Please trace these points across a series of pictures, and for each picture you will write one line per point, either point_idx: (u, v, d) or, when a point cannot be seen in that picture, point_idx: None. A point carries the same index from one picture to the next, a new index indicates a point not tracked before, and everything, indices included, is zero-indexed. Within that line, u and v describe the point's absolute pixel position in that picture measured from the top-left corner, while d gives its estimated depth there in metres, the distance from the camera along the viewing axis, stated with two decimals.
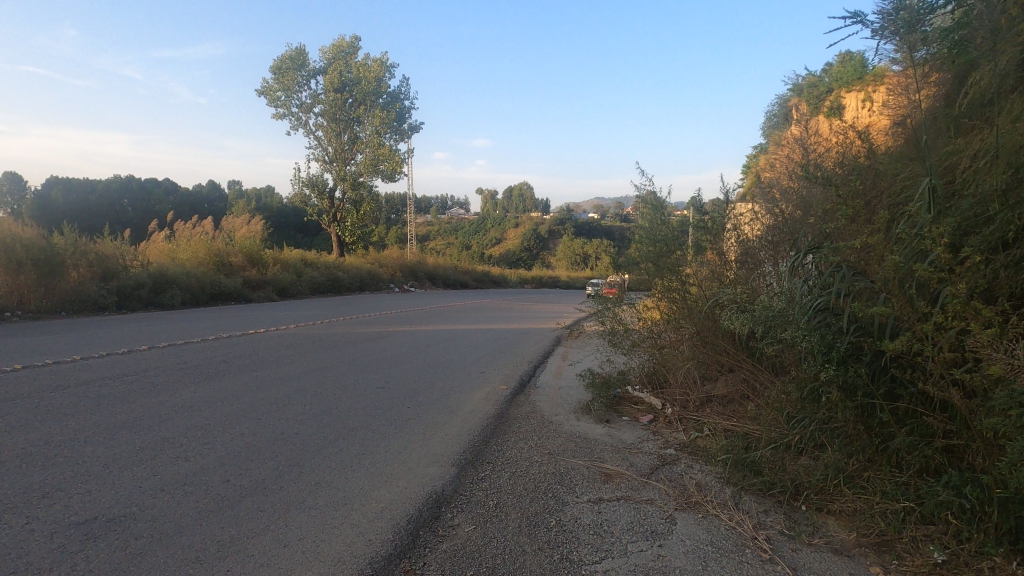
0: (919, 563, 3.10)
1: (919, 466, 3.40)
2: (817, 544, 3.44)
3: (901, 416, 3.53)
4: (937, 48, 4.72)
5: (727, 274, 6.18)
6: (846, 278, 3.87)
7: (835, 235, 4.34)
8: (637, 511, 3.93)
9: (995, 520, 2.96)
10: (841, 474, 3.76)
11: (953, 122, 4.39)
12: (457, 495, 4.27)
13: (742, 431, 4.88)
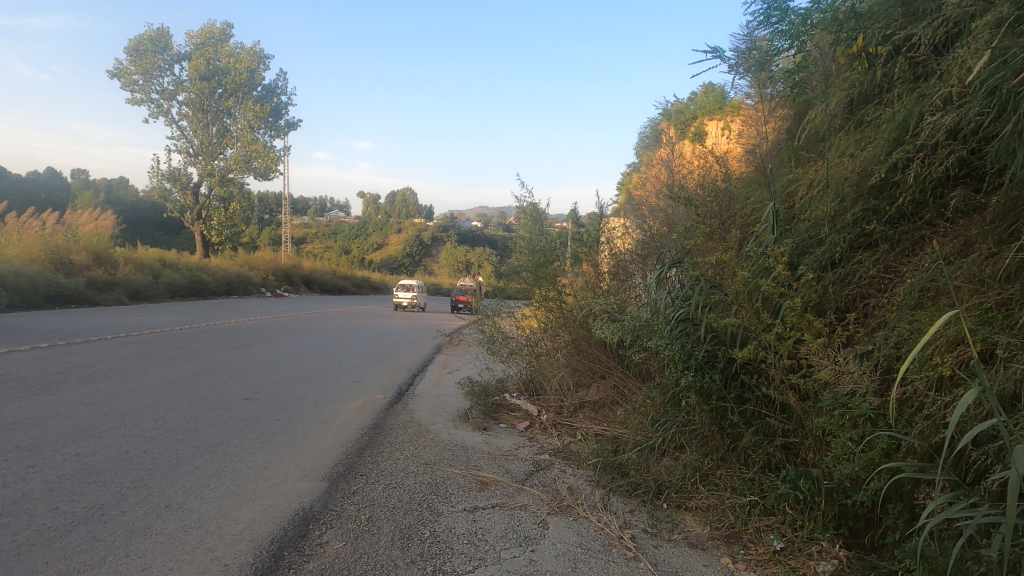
0: (762, 552, 3.40)
1: (763, 463, 3.76)
2: (676, 539, 3.67)
3: (749, 418, 3.87)
4: (781, 88, 5.29)
5: (602, 285, 6.47)
6: (702, 290, 4.17)
7: (695, 251, 4.69)
8: (511, 518, 3.97)
9: (822, 509, 3.32)
10: (697, 473, 4.07)
11: (793, 154, 4.93)
12: (327, 510, 4.08)
13: (612, 435, 5.13)
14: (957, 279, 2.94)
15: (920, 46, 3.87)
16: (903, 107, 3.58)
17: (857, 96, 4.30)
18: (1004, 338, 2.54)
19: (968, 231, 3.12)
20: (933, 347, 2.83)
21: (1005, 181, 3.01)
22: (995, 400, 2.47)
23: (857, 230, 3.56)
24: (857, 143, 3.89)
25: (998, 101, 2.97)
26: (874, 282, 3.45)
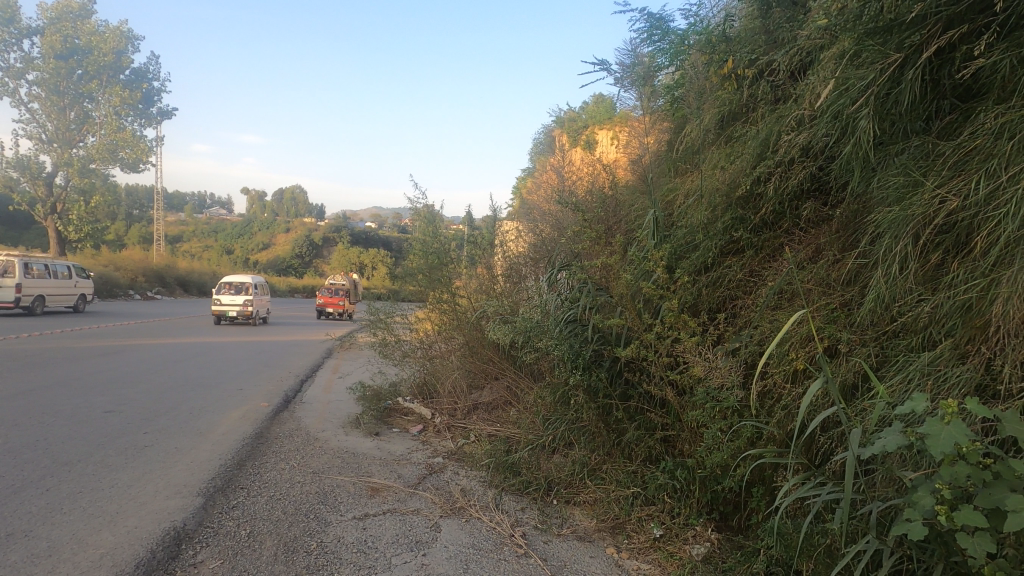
0: (643, 540, 3.59)
1: (645, 456, 3.97)
2: (564, 534, 3.79)
3: (632, 413, 4.08)
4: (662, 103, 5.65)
5: (496, 287, 6.53)
6: (590, 292, 4.34)
7: (583, 255, 4.87)
8: (403, 523, 3.92)
9: (697, 496, 3.56)
10: (585, 468, 4.23)
11: (672, 165, 5.27)
12: (202, 528, 3.81)
13: (505, 435, 5.21)
14: (809, 282, 3.28)
15: (779, 72, 4.27)
16: (764, 127, 3.94)
17: (727, 114, 4.69)
18: (845, 334, 2.85)
19: (817, 240, 3.48)
20: (788, 344, 3.14)
21: (846, 195, 3.39)
22: (838, 391, 2.77)
23: (726, 237, 3.87)
24: (726, 157, 4.27)
25: (840, 123, 3.18)
26: (741, 285, 3.77)
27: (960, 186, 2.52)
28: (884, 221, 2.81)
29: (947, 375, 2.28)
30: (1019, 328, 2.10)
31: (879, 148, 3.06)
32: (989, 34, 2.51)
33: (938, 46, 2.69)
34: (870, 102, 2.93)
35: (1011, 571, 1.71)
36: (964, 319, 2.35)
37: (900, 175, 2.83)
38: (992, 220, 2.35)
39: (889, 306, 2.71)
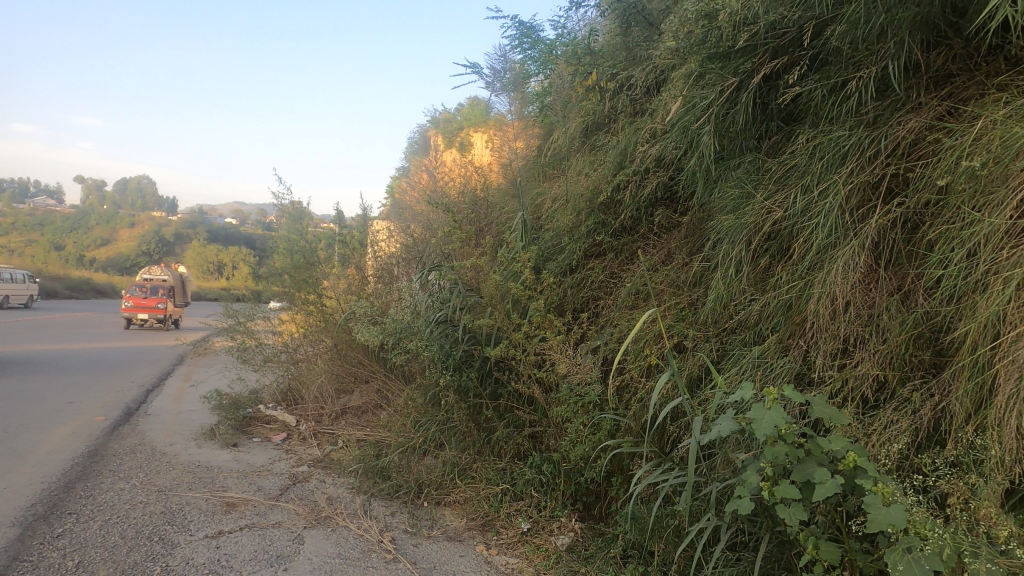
0: (511, 535, 3.67)
1: (514, 453, 4.07)
2: (434, 535, 3.78)
3: (501, 411, 4.16)
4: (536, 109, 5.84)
5: (365, 288, 6.35)
6: (460, 293, 4.35)
7: (453, 256, 4.88)
8: (262, 538, 3.69)
9: (562, 488, 3.72)
10: (456, 468, 4.25)
11: (541, 170, 5.47)
12: (18, 563, 3.33)
13: (375, 438, 5.10)
14: (662, 283, 3.56)
15: (637, 87, 4.55)
16: (623, 138, 4.20)
17: (591, 123, 4.93)
18: (692, 331, 3.13)
19: (668, 245, 3.77)
20: (643, 341, 3.38)
21: (692, 204, 3.70)
22: (685, 383, 3.02)
23: (590, 241, 4.14)
24: (591, 164, 4.57)
25: (687, 138, 3.45)
26: (602, 286, 4.00)
27: (783, 199, 2.85)
28: (723, 228, 3.11)
29: (773, 367, 2.57)
30: (827, 325, 2.41)
31: (720, 162, 3.36)
32: (804, 66, 2.84)
33: (765, 73, 3.00)
34: (710, 120, 3.21)
35: (820, 535, 1.96)
36: (786, 316, 2.65)
37: (736, 188, 3.13)
38: (808, 230, 2.66)
39: (727, 306, 3.00)
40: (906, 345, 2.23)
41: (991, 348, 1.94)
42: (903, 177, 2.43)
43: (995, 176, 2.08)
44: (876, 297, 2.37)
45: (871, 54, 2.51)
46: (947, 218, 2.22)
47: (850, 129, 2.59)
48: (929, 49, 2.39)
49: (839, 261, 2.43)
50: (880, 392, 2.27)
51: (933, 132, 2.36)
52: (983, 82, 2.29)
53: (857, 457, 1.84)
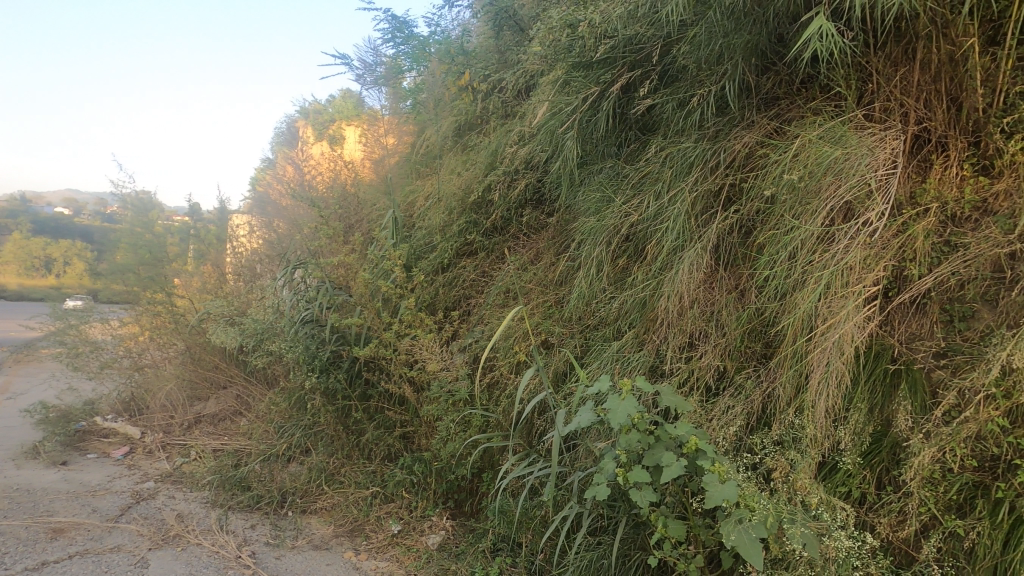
0: (381, 538, 3.59)
1: (384, 454, 3.99)
2: (299, 545, 3.59)
3: (371, 413, 4.07)
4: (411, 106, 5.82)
5: (223, 287, 5.93)
6: (327, 291, 4.17)
7: (319, 253, 4.69)
8: (98, 565, 3.30)
9: (434, 487, 3.70)
10: (322, 474, 4.08)
11: (413, 167, 5.45)
12: None
13: (233, 447, 4.77)
14: (530, 282, 3.69)
15: (508, 90, 4.64)
16: (494, 140, 4.34)
17: (463, 123, 4.99)
18: (558, 328, 3.27)
19: (537, 245, 3.90)
20: (512, 338, 3.47)
21: (558, 206, 3.85)
22: (551, 378, 3.15)
23: (461, 240, 4.19)
24: (463, 163, 4.67)
25: (553, 142, 3.59)
26: (474, 284, 4.06)
27: (639, 204, 3.05)
28: (586, 230, 3.28)
29: (630, 360, 2.76)
30: (675, 321, 2.63)
31: (583, 167, 3.53)
32: (656, 80, 3.05)
33: (623, 85, 3.18)
34: (575, 126, 3.36)
35: (669, 514, 2.13)
36: (641, 313, 2.85)
37: (598, 192, 3.31)
38: (659, 232, 2.88)
39: (590, 303, 3.16)
40: (741, 338, 2.48)
41: (806, 338, 2.20)
42: (739, 186, 2.70)
43: (810, 188, 2.36)
44: (716, 295, 2.62)
45: (712, 73, 2.74)
46: (773, 224, 2.48)
47: (695, 141, 2.84)
48: (760, 74, 2.66)
49: (685, 262, 2.65)
50: (720, 380, 2.51)
51: (762, 147, 2.63)
52: (802, 106, 2.58)
53: (699, 440, 2.01)
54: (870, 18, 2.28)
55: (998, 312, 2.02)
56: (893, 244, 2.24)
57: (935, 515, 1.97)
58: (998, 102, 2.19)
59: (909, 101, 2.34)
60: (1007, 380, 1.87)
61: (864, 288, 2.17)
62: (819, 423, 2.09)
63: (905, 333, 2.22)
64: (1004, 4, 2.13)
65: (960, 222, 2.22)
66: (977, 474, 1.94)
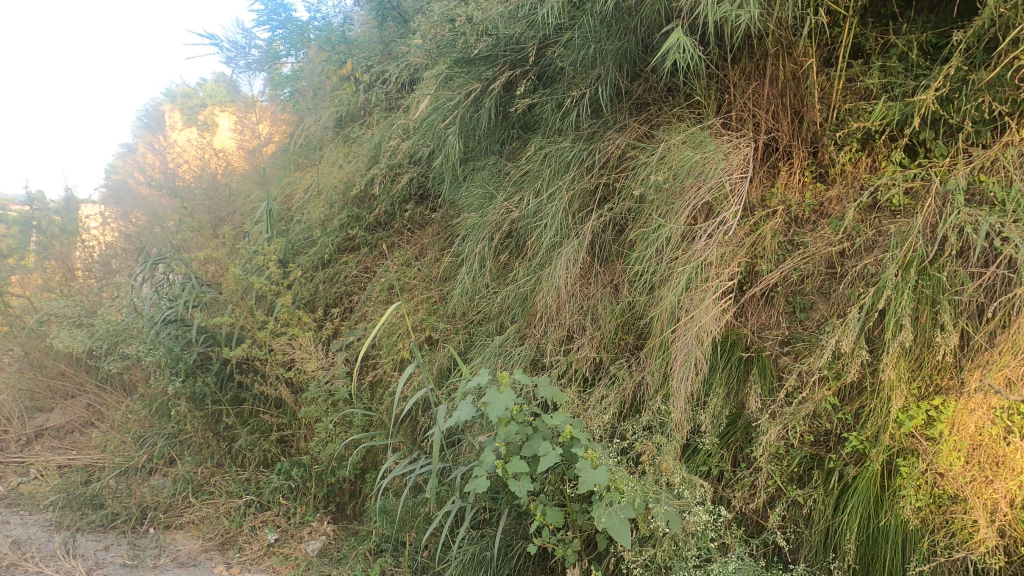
0: (256, 548, 3.37)
1: (259, 461, 3.78)
2: (162, 564, 3.29)
3: (245, 417, 3.84)
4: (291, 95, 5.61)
5: (70, 284, 5.13)
6: (193, 288, 3.86)
7: (185, 247, 4.33)
8: None
9: (314, 492, 3.56)
10: (189, 485, 3.74)
11: (291, 158, 5.19)
12: None
13: (82, 462, 4.28)
14: (415, 279, 3.66)
15: (391, 82, 4.56)
16: (377, 132, 4.25)
17: (346, 115, 4.84)
18: (442, 324, 3.26)
19: (421, 241, 3.87)
20: (395, 335, 3.42)
21: (442, 202, 3.84)
22: (435, 374, 3.13)
23: (342, 234, 4.06)
24: (344, 156, 4.53)
25: (435, 137, 3.57)
26: (356, 280, 3.95)
27: (520, 201, 3.13)
28: (469, 226, 3.32)
29: (512, 354, 2.82)
30: (554, 315, 2.73)
31: (466, 163, 3.54)
32: (535, 81, 3.13)
33: (504, 84, 3.23)
34: (456, 121, 3.37)
35: (547, 503, 2.19)
36: (522, 308, 2.92)
37: (480, 189, 3.36)
38: (538, 229, 2.97)
39: (473, 299, 3.19)
40: (614, 330, 2.61)
41: (671, 330, 2.36)
42: (612, 185, 2.83)
43: (674, 189, 2.52)
44: (592, 291, 2.74)
45: (587, 76, 2.85)
46: (642, 222, 2.63)
47: (572, 142, 2.96)
48: (631, 80, 2.80)
49: (562, 258, 2.75)
50: (595, 372, 2.63)
51: (633, 149, 2.78)
52: (668, 111, 2.75)
53: (573, 429, 2.08)
54: (725, 34, 2.48)
55: (831, 304, 2.28)
56: (746, 243, 2.45)
57: (781, 487, 2.18)
58: (831, 118, 2.46)
59: (760, 113, 2.57)
60: (837, 363, 2.13)
61: (720, 282, 2.36)
62: (682, 408, 2.25)
63: (756, 323, 2.44)
64: (836, 30, 2.39)
65: (801, 223, 2.47)
66: (814, 448, 2.17)
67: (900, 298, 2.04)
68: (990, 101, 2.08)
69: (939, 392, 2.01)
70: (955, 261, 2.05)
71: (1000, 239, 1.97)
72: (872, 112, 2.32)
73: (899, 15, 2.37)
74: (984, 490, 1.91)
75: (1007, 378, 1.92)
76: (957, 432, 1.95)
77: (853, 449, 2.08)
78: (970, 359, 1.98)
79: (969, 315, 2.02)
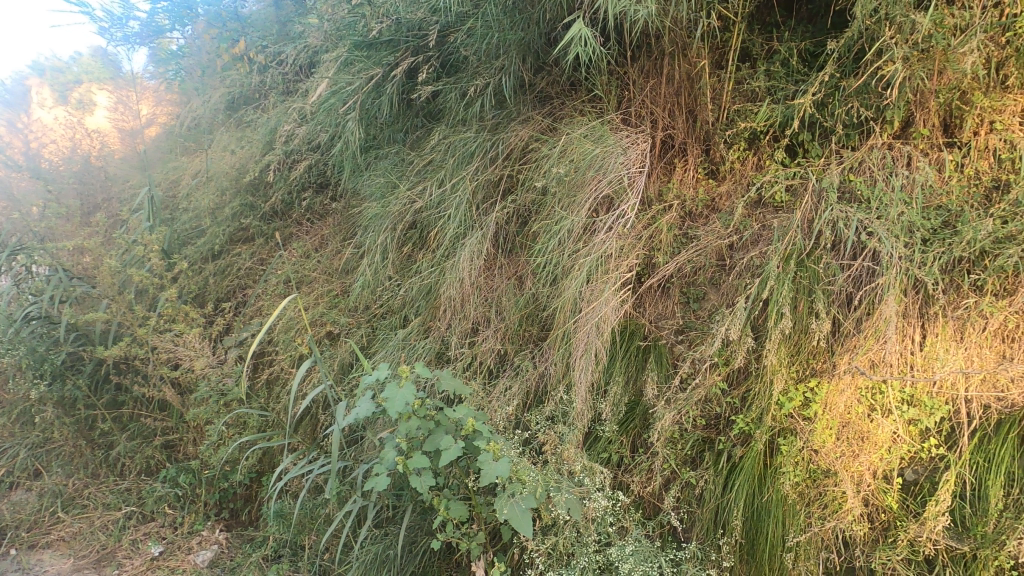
0: (138, 564, 3.05)
1: (142, 468, 3.47)
2: None
3: (124, 422, 3.54)
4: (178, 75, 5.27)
5: None
6: (60, 282, 3.50)
7: (51, 235, 3.90)
8: None
9: (204, 499, 3.31)
10: (58, 499, 3.36)
11: (174, 142, 4.77)
12: None
13: None
14: (314, 272, 3.50)
15: (288, 64, 4.37)
16: (273, 116, 4.04)
17: (238, 96, 4.63)
18: (343, 318, 3.14)
19: (322, 232, 3.72)
20: (293, 330, 3.25)
21: (343, 192, 3.70)
22: (336, 369, 3.01)
23: (235, 224, 3.82)
24: (237, 141, 4.25)
25: (334, 122, 3.42)
26: (250, 273, 3.74)
27: (423, 191, 3.07)
28: (371, 216, 3.22)
29: (416, 348, 2.77)
30: (459, 307, 2.72)
31: (368, 151, 3.43)
32: (437, 69, 3.07)
33: (406, 70, 3.14)
34: (356, 107, 3.24)
35: (451, 497, 2.17)
36: (426, 301, 2.87)
37: (382, 178, 3.27)
38: (442, 220, 2.94)
39: (375, 292, 3.10)
40: (519, 322, 2.62)
41: (573, 321, 2.40)
42: (516, 178, 2.84)
43: (575, 181, 2.56)
44: (496, 283, 2.74)
45: (490, 67, 2.83)
46: (545, 214, 2.65)
47: (476, 132, 2.95)
48: (535, 72, 2.81)
49: (466, 250, 2.74)
50: (500, 364, 2.63)
51: (536, 142, 2.80)
52: (570, 105, 2.78)
53: (475, 422, 2.07)
54: (623, 31, 2.54)
55: (721, 294, 2.39)
56: (644, 235, 2.54)
57: (675, 470, 2.27)
58: (722, 118, 2.58)
59: (657, 110, 2.67)
60: (726, 350, 2.25)
61: (619, 274, 2.43)
62: (583, 397, 2.30)
63: (653, 313, 2.53)
64: (726, 34, 2.51)
65: (694, 217, 2.58)
66: (706, 431, 2.28)
67: (781, 288, 2.18)
68: (858, 106, 2.26)
69: (814, 375, 2.17)
70: (828, 254, 2.22)
71: (866, 233, 2.15)
72: (757, 113, 2.46)
73: (782, 24, 2.54)
74: (851, 464, 2.07)
75: (871, 360, 2.10)
76: (828, 411, 2.11)
77: (740, 431, 2.20)
78: (840, 343, 2.16)
79: (840, 303, 2.20)
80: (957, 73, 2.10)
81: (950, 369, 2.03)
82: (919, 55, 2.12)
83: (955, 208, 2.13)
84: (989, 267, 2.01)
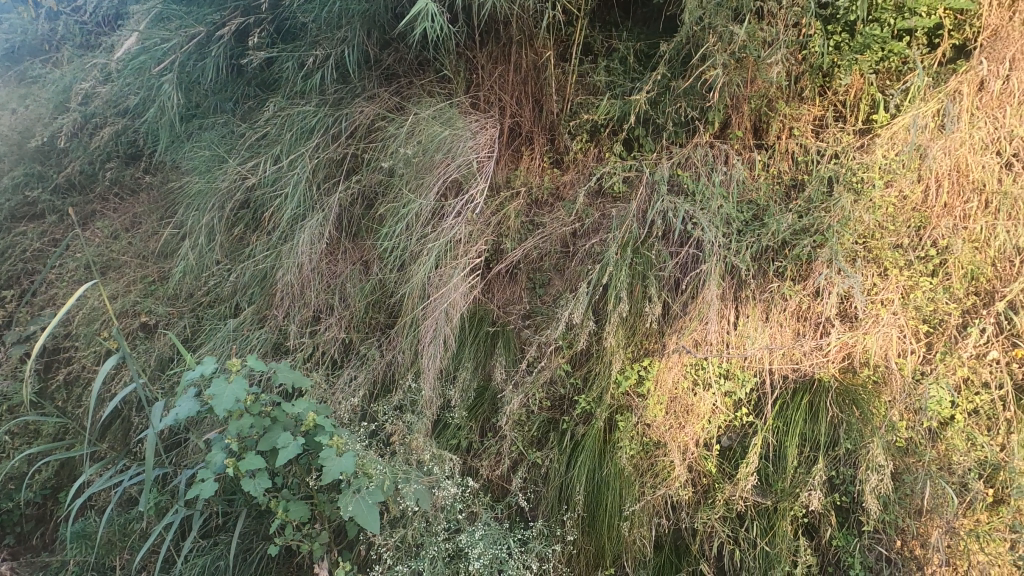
0: None
1: None
2: None
3: None
4: None
5: None
6: None
7: None
8: None
9: None
10: None
11: None
12: None
13: None
14: (123, 255, 3.06)
15: (87, 13, 3.77)
16: (67, 73, 3.46)
17: (21, 45, 3.89)
18: (160, 307, 2.79)
19: (133, 209, 3.25)
20: (96, 322, 2.82)
21: (161, 165, 3.26)
22: (154, 366, 2.67)
23: (16, 197, 3.23)
24: (19, 99, 3.57)
25: (146, 84, 3.01)
26: (37, 255, 3.16)
27: (255, 167, 2.81)
28: (193, 193, 2.89)
29: (249, 339, 2.54)
30: (298, 294, 2.55)
31: (190, 120, 3.07)
32: (271, 34, 2.81)
33: (234, 33, 2.84)
34: (174, 69, 2.89)
35: (291, 497, 2.02)
36: (260, 287, 2.65)
37: (207, 150, 2.94)
38: (277, 200, 2.72)
39: (200, 277, 2.80)
40: (364, 309, 2.50)
41: (421, 306, 2.35)
42: (361, 157, 2.69)
43: (424, 164, 2.50)
44: (340, 268, 2.60)
45: (331, 37, 2.65)
46: (392, 196, 2.55)
47: (316, 107, 2.76)
48: (381, 48, 2.68)
49: (305, 232, 2.57)
50: (345, 354, 2.50)
51: (382, 121, 2.68)
52: (418, 85, 2.70)
53: (317, 416, 1.94)
54: (471, 13, 2.51)
55: (565, 280, 2.48)
56: (492, 221, 2.56)
57: (522, 451, 2.32)
58: (566, 109, 2.66)
59: (505, 97, 2.69)
60: (570, 333, 2.34)
61: (468, 259, 2.42)
62: (431, 384, 2.27)
63: (500, 298, 2.56)
64: (569, 28, 2.59)
65: (541, 205, 2.64)
66: (551, 412, 2.37)
67: (618, 273, 2.31)
68: (685, 106, 2.46)
69: (647, 354, 2.34)
70: (659, 242, 2.39)
71: (691, 224, 2.35)
72: (598, 107, 2.57)
73: (620, 24, 2.67)
74: (679, 435, 2.25)
75: (695, 340, 2.30)
76: (659, 388, 2.28)
77: (582, 410, 2.31)
78: (669, 325, 2.35)
79: (669, 288, 2.38)
80: (765, 82, 2.35)
81: (758, 346, 2.28)
82: (735, 64, 2.34)
83: (763, 203, 2.39)
84: (788, 256, 2.31)
